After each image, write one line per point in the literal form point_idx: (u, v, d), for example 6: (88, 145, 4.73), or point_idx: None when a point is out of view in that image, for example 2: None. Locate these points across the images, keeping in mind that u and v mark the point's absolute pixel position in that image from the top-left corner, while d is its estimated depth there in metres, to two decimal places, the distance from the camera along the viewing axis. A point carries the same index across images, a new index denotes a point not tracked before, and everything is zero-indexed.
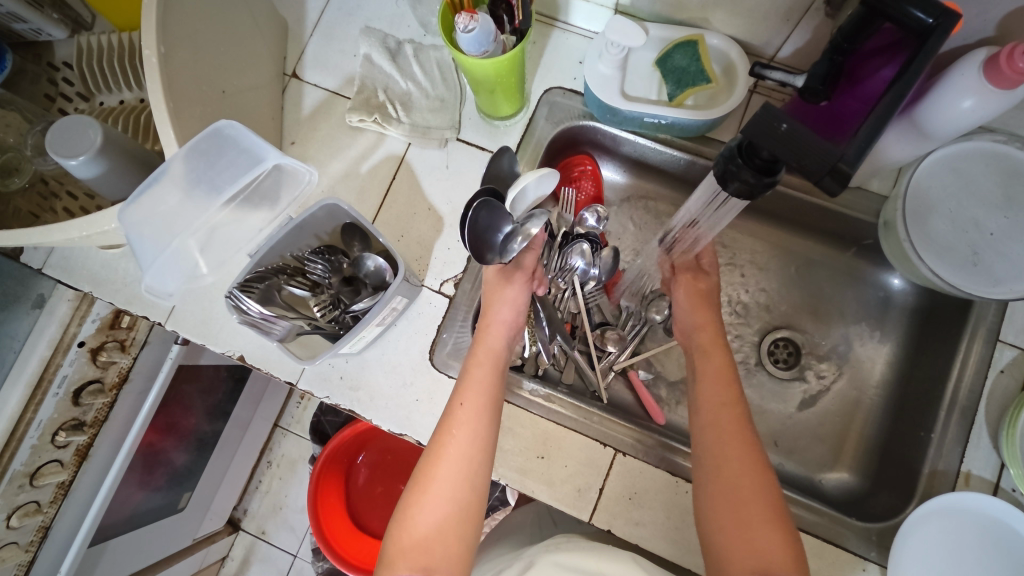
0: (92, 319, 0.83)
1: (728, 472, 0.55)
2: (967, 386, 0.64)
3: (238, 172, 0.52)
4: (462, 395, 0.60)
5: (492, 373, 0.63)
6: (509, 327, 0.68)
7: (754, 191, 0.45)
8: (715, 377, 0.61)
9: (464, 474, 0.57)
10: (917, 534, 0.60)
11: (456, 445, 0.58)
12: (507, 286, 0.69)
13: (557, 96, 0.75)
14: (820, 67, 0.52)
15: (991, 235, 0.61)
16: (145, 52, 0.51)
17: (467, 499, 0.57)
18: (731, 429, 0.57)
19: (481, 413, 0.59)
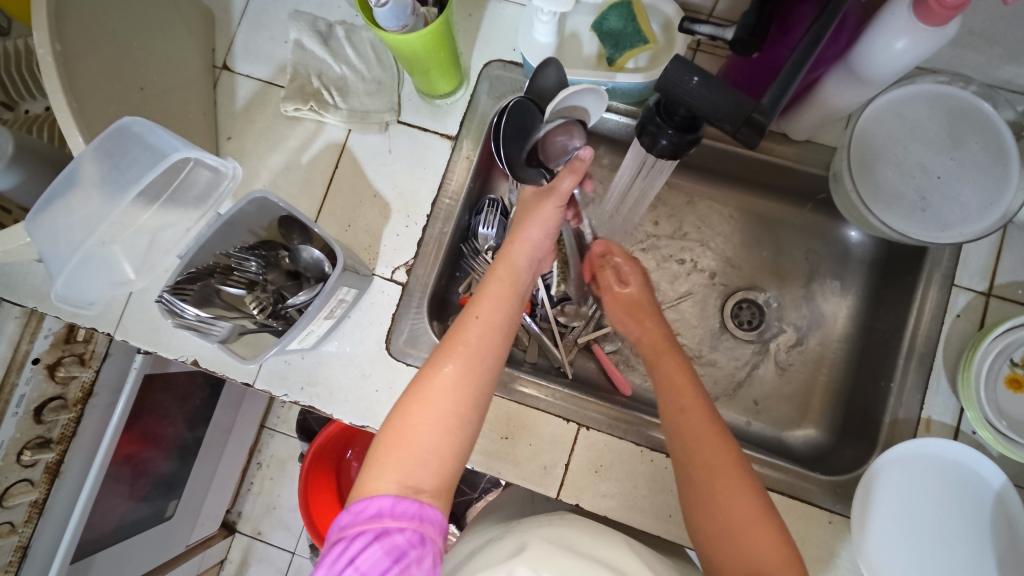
0: (44, 335, 0.81)
1: (700, 476, 0.50)
2: (924, 333, 0.64)
3: (142, 170, 0.49)
4: (479, 306, 0.55)
5: (511, 290, 0.57)
6: (535, 248, 0.61)
7: (679, 149, 0.44)
8: (671, 385, 0.55)
9: (470, 391, 0.50)
10: (878, 485, 0.60)
11: (466, 357, 0.51)
12: (546, 202, 0.61)
13: (497, 69, 0.73)
14: (750, 16, 0.49)
15: (939, 178, 0.60)
16: (39, 51, 0.48)
17: (469, 418, 0.50)
18: (698, 438, 0.51)
19: (498, 326, 0.54)
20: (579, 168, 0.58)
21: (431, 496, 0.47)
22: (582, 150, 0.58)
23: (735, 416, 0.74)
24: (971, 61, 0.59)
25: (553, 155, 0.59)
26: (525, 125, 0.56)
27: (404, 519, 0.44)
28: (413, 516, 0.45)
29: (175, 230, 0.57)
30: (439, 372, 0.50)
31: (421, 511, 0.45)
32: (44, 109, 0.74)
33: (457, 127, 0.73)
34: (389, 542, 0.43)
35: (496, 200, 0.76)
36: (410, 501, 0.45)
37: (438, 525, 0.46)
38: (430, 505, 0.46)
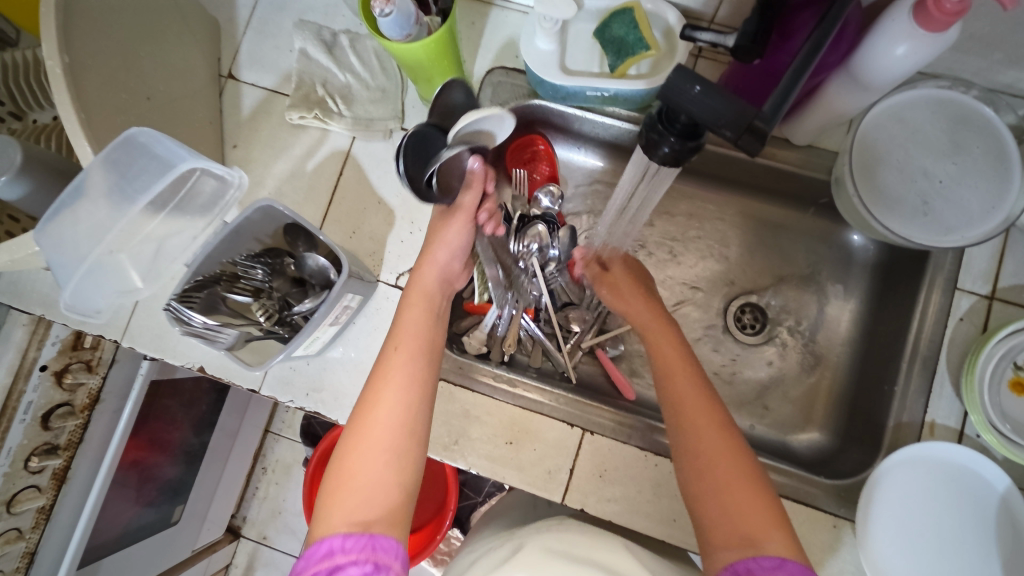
0: (51, 342, 0.82)
1: (693, 437, 0.54)
2: (927, 337, 0.64)
3: (150, 179, 0.49)
4: (399, 337, 0.58)
5: (425, 313, 0.62)
6: (443, 270, 0.67)
7: (681, 156, 0.44)
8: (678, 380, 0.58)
9: (404, 416, 0.53)
10: (881, 490, 0.60)
11: (393, 387, 0.54)
12: (448, 222, 0.67)
13: (459, 94, 0.64)
14: (751, 24, 0.50)
15: (941, 183, 0.60)
16: (48, 63, 0.49)
17: (408, 442, 0.52)
18: (692, 403, 0.56)
19: (420, 352, 0.58)
20: (477, 181, 0.66)
21: (385, 529, 0.47)
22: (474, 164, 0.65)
23: (739, 420, 0.74)
24: (972, 65, 0.59)
25: (454, 181, 0.66)
26: (423, 151, 0.61)
27: (354, 553, 0.45)
28: (364, 547, 0.45)
29: (182, 237, 0.58)
30: (371, 408, 0.53)
31: (372, 541, 0.45)
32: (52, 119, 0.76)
33: None
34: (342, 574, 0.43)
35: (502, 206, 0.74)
36: (360, 534, 0.46)
37: (394, 555, 0.45)
38: (383, 536, 0.46)
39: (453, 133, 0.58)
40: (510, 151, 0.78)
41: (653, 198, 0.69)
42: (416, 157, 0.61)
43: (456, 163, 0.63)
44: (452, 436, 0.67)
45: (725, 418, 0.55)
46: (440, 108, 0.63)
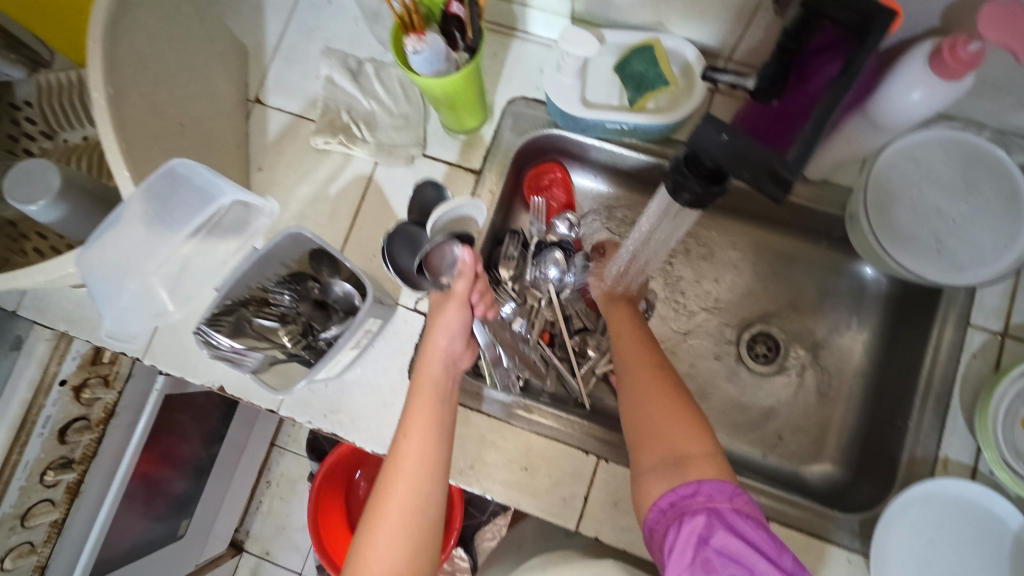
0: (71, 357, 0.83)
1: (632, 379, 0.61)
2: (941, 373, 0.64)
3: (193, 211, 0.53)
4: (407, 426, 0.58)
5: (433, 399, 0.60)
6: (447, 354, 0.65)
7: (703, 199, 0.45)
8: (627, 345, 0.64)
9: (416, 509, 0.53)
10: (890, 542, 0.60)
11: (405, 478, 0.54)
12: (448, 307, 0.64)
13: (430, 192, 0.71)
14: (768, 67, 0.53)
15: (954, 221, 0.61)
16: (93, 94, 0.52)
17: (422, 528, 0.53)
18: (633, 350, 0.64)
19: (430, 441, 0.57)
20: (469, 269, 0.63)
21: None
22: (463, 255, 0.63)
23: (751, 449, 0.75)
24: (983, 108, 0.61)
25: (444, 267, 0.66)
26: (414, 244, 0.68)
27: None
28: None
29: (215, 261, 0.60)
30: (386, 502, 0.53)
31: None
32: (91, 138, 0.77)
33: (480, 163, 0.74)
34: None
35: (518, 231, 0.79)
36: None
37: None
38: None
39: (432, 224, 0.64)
40: (529, 175, 0.79)
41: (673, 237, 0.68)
42: (409, 250, 0.68)
43: (444, 252, 0.66)
44: (467, 461, 0.68)
45: (664, 367, 0.61)
46: (418, 205, 0.71)
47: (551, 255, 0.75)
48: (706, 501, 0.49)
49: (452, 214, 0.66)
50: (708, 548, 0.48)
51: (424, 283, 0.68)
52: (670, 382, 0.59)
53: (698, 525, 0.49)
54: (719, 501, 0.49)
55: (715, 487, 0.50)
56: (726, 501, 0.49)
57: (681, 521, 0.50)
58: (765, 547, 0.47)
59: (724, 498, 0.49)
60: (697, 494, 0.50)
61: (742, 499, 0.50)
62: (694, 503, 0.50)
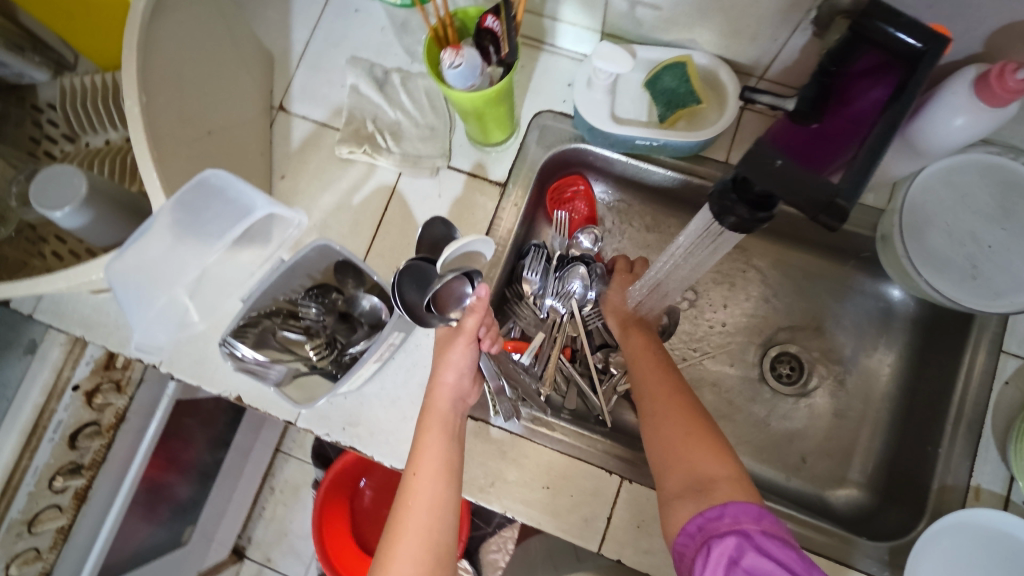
0: (86, 361, 0.81)
1: (651, 405, 0.60)
2: (972, 400, 0.63)
3: (226, 224, 0.53)
4: (416, 463, 0.57)
5: (444, 437, 0.59)
6: (455, 390, 0.62)
7: (748, 225, 0.44)
8: (646, 372, 0.64)
9: (427, 548, 0.53)
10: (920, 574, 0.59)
11: (415, 517, 0.54)
12: (455, 343, 0.60)
13: (440, 228, 0.66)
14: (809, 90, 0.48)
15: (990, 247, 0.61)
16: (127, 102, 0.52)
17: (435, 568, 0.53)
18: (651, 376, 0.63)
19: (439, 478, 0.56)
20: (481, 306, 0.58)
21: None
22: (478, 291, 0.58)
23: (774, 471, 0.73)
24: (1020, 133, 0.60)
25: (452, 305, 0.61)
26: (422, 279, 0.60)
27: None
28: None
29: (240, 272, 0.59)
30: (397, 541, 0.53)
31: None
32: (125, 141, 0.75)
33: (505, 175, 0.74)
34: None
35: (541, 246, 0.76)
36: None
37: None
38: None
39: (441, 261, 0.59)
40: (551, 189, 0.78)
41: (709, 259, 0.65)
42: (417, 285, 0.60)
43: (455, 288, 0.60)
44: (488, 478, 0.67)
45: (684, 392, 0.60)
46: (426, 243, 0.66)
47: (575, 269, 0.75)
48: (732, 524, 0.48)
49: (462, 250, 0.60)
50: (738, 568, 0.46)
51: (431, 320, 0.60)
52: (689, 407, 0.58)
53: (727, 547, 0.47)
54: (746, 522, 0.47)
55: (740, 507, 0.48)
56: (754, 522, 0.47)
57: (709, 546, 0.48)
58: (795, 570, 0.44)
59: (751, 520, 0.47)
60: (723, 516, 0.48)
61: (769, 519, 0.48)
62: (722, 525, 0.48)
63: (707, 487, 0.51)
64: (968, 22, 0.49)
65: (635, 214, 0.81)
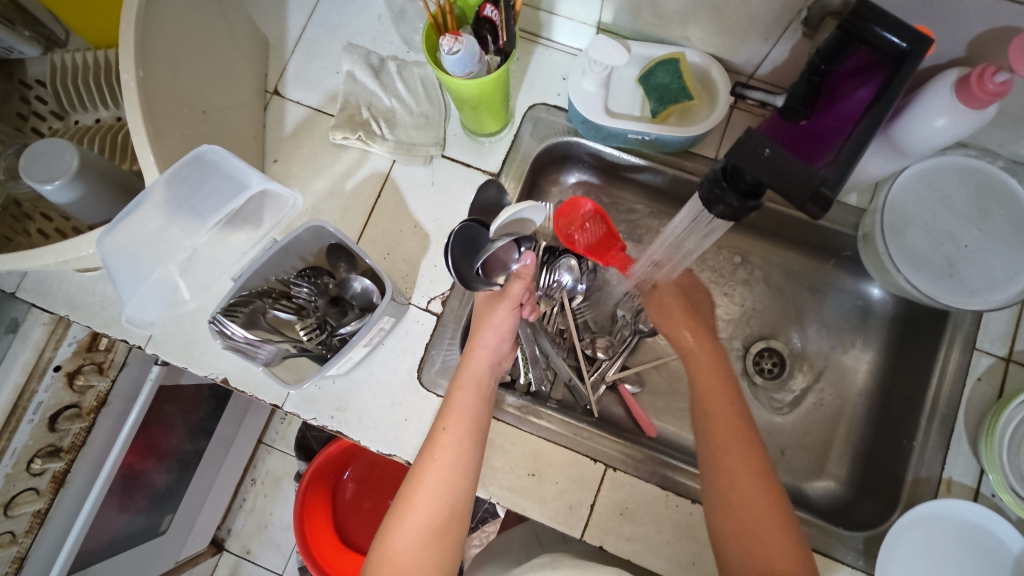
0: (68, 342, 0.81)
1: (723, 453, 0.59)
2: (947, 394, 0.65)
3: (221, 200, 0.53)
4: (444, 419, 0.58)
5: (475, 398, 0.60)
6: (493, 353, 0.65)
7: (739, 213, 0.45)
8: (706, 374, 0.64)
9: (444, 500, 0.55)
10: (893, 564, 0.60)
11: (437, 470, 0.56)
12: (499, 306, 0.66)
13: (493, 191, 0.69)
14: (800, 87, 0.52)
15: (967, 247, 0.63)
16: (122, 76, 0.52)
17: (449, 520, 0.55)
18: (722, 417, 0.61)
19: (465, 439, 0.58)
20: (527, 273, 0.66)
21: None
22: (524, 258, 0.66)
23: None
24: (998, 138, 0.62)
25: (498, 271, 0.66)
26: (473, 243, 0.63)
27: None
28: None
29: (232, 253, 0.60)
30: (419, 489, 0.56)
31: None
32: (117, 120, 0.75)
33: (499, 165, 0.74)
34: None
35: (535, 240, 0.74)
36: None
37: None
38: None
39: (497, 226, 0.62)
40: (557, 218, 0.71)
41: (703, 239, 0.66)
42: (468, 251, 0.63)
43: (505, 254, 0.66)
44: None
45: (741, 408, 0.62)
46: (478, 204, 0.69)
47: (565, 261, 0.77)
48: None
49: (516, 216, 0.64)
50: None
51: (476, 283, 0.65)
52: (743, 427, 0.60)
53: None
54: None
55: None
56: None
57: None
58: None
59: None
60: None
61: None
62: None
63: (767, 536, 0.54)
64: (950, 26, 0.51)
65: (625, 208, 0.82)
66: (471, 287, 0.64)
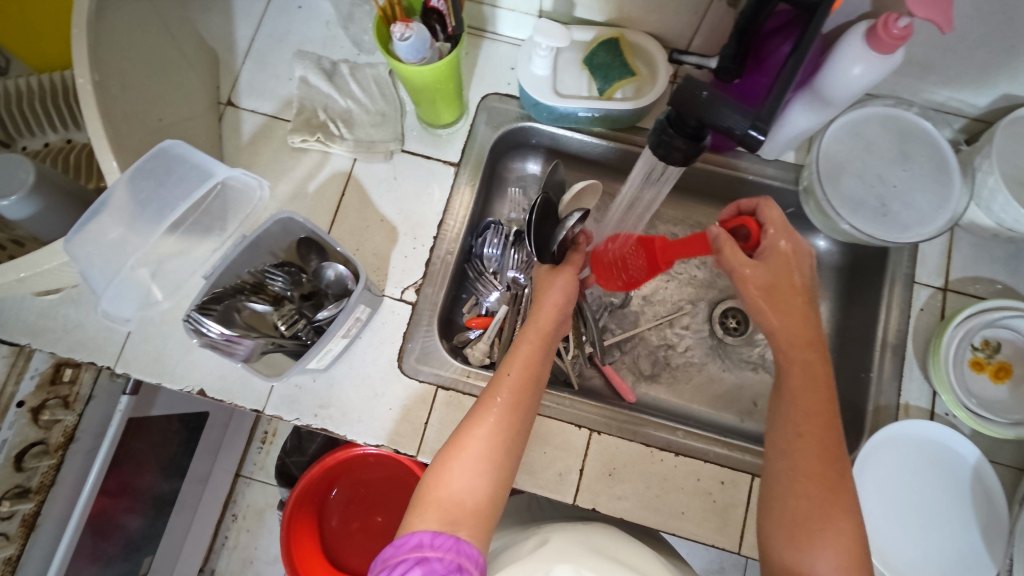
0: (30, 375, 0.78)
1: (813, 419, 0.52)
2: (895, 326, 0.70)
3: (189, 188, 0.55)
4: (510, 366, 0.56)
5: (539, 352, 0.58)
6: (561, 313, 0.61)
7: (689, 156, 0.50)
8: (803, 362, 0.54)
9: (503, 438, 0.52)
10: (866, 486, 0.64)
11: (500, 412, 0.53)
12: (563, 274, 0.63)
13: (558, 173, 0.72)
14: (729, 47, 0.57)
15: (895, 186, 0.69)
16: (78, 80, 0.53)
17: (504, 457, 0.52)
18: (808, 391, 0.53)
19: (528, 384, 0.55)
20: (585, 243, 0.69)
21: (470, 536, 0.47)
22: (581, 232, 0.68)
23: (729, 416, 0.78)
24: (909, 86, 0.69)
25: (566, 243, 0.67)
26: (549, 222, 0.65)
27: (442, 550, 0.45)
28: (449, 547, 0.45)
29: (202, 254, 0.62)
30: (480, 424, 0.52)
31: (457, 544, 0.45)
32: (67, 143, 0.75)
33: (455, 159, 0.77)
34: (429, 568, 0.43)
35: (498, 223, 0.78)
36: (446, 534, 0.46)
37: (476, 561, 0.45)
38: (467, 543, 0.46)
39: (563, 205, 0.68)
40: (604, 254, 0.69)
41: (664, 190, 0.72)
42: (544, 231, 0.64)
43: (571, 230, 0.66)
44: None
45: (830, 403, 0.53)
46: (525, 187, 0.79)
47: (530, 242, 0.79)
48: None
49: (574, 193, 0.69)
50: None
51: (548, 259, 0.66)
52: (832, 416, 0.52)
53: None
54: None
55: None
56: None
57: None
58: None
59: None
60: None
61: None
62: None
63: (817, 530, 0.48)
64: None
65: None
66: (543, 262, 0.66)
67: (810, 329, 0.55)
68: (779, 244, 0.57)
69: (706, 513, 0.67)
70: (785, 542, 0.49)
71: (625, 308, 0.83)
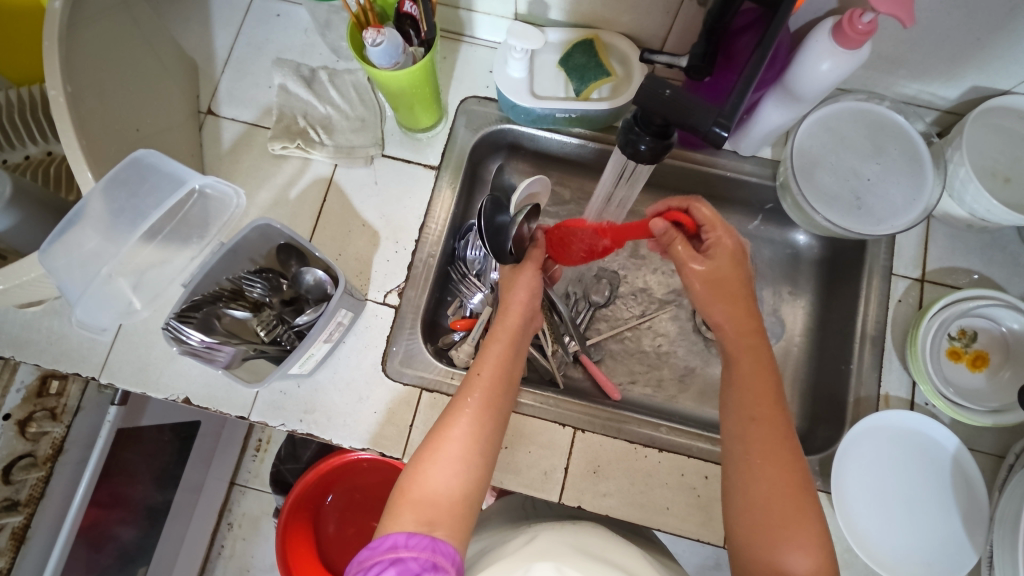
0: (17, 388, 0.79)
1: (767, 407, 0.53)
2: (873, 318, 0.71)
3: (161, 197, 0.56)
4: (481, 367, 0.57)
5: (511, 351, 0.59)
6: (528, 310, 0.63)
7: (658, 153, 0.51)
8: (749, 348, 0.56)
9: (476, 437, 0.53)
10: (847, 477, 0.65)
11: (472, 412, 0.54)
12: (524, 270, 0.64)
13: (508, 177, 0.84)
14: (699, 46, 0.57)
15: (869, 180, 0.70)
16: (51, 92, 0.53)
17: (478, 457, 0.52)
18: (758, 380, 0.54)
19: (501, 384, 0.56)
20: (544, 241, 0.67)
21: (447, 535, 0.47)
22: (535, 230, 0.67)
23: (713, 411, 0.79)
24: (881, 81, 0.70)
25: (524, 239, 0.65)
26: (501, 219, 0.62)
27: (417, 550, 0.44)
28: (426, 547, 0.45)
29: (182, 261, 0.63)
30: (454, 424, 0.53)
31: (434, 543, 0.45)
32: (48, 155, 0.75)
33: (435, 162, 0.77)
34: (403, 568, 0.43)
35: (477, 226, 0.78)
36: (422, 534, 0.46)
37: (453, 559, 0.45)
38: (444, 542, 0.46)
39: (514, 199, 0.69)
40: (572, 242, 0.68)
41: (635, 189, 0.71)
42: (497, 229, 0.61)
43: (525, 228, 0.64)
44: None
45: (779, 392, 0.54)
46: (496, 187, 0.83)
47: None
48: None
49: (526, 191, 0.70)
50: None
51: (507, 260, 0.62)
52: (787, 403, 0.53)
53: None
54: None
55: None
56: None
57: None
58: None
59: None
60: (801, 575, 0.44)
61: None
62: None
63: (780, 524, 0.48)
64: None
65: (564, 190, 0.85)
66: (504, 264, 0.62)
67: (754, 321, 0.57)
68: (724, 242, 0.59)
69: (692, 508, 0.67)
70: (756, 533, 0.49)
71: (609, 306, 0.84)
